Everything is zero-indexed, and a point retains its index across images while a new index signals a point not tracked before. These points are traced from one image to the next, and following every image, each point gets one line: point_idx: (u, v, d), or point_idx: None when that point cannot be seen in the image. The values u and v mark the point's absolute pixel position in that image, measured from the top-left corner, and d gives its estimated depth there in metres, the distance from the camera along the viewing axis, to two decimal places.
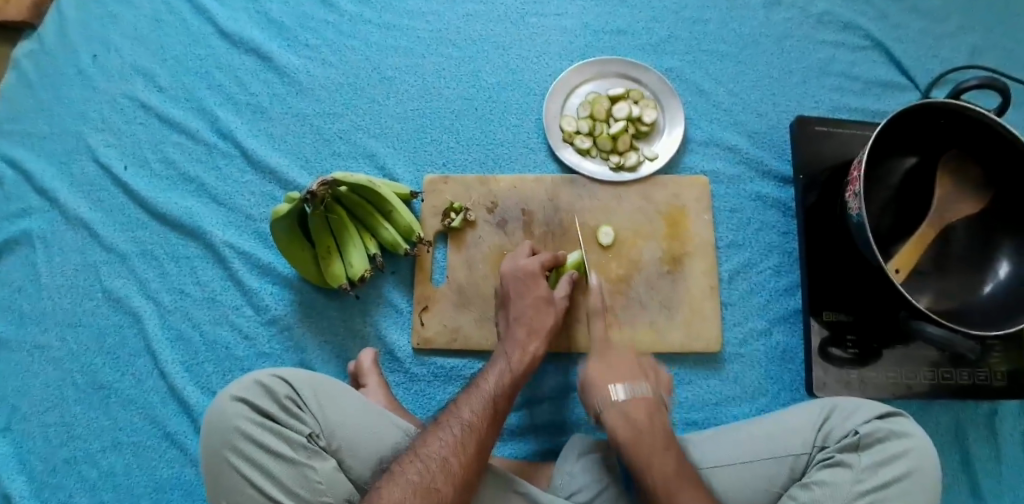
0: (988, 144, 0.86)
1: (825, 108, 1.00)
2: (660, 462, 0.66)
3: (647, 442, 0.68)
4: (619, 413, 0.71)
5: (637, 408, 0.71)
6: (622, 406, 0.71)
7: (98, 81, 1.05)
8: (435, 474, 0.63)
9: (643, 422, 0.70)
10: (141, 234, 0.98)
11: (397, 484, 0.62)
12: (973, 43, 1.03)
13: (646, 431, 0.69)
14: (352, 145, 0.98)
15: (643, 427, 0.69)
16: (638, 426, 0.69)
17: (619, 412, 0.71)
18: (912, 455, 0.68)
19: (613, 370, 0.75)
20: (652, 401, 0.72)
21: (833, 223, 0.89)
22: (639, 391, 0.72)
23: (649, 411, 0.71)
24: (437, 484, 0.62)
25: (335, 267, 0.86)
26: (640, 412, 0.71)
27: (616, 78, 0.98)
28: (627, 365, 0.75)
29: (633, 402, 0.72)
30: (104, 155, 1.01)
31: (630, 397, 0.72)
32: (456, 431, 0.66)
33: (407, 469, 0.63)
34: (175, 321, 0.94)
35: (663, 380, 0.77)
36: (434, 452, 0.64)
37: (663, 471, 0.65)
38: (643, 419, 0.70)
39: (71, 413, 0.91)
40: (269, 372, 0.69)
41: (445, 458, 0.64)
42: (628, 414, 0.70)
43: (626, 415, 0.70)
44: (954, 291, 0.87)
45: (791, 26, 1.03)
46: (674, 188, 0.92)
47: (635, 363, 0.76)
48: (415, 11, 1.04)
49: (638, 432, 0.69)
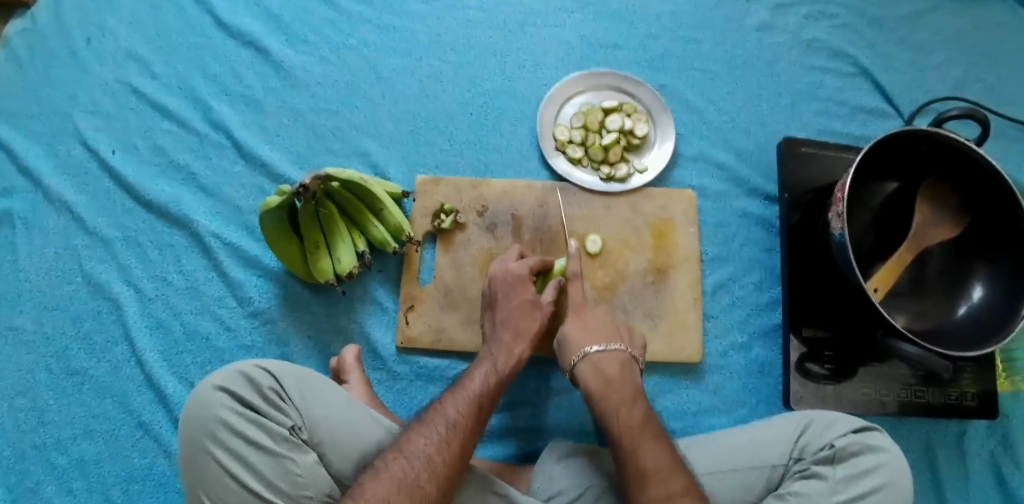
0: (965, 172, 0.89)
1: (811, 131, 1.02)
2: (627, 413, 0.72)
3: (616, 396, 0.74)
4: (592, 364, 0.76)
5: (608, 362, 0.77)
6: (596, 358, 0.77)
7: (90, 64, 1.04)
8: (419, 472, 0.62)
9: (613, 374, 0.76)
10: (126, 220, 0.97)
11: (380, 480, 0.61)
12: (953, 76, 1.07)
13: (617, 384, 0.75)
14: (345, 143, 0.98)
15: (615, 381, 0.75)
16: (609, 380, 0.75)
17: (592, 365, 0.76)
18: (885, 468, 0.70)
19: (590, 331, 0.80)
20: (624, 357, 0.78)
21: (816, 243, 0.91)
22: (613, 348, 0.78)
23: (621, 365, 0.77)
24: (420, 482, 0.62)
25: (322, 262, 0.86)
26: (610, 372, 0.76)
27: (610, 91, 1.00)
28: (600, 331, 0.80)
29: (608, 359, 0.77)
30: (92, 138, 1.00)
31: (603, 352, 0.77)
32: (440, 429, 0.66)
33: (390, 465, 0.63)
34: (156, 309, 0.93)
35: (638, 340, 0.83)
36: (418, 449, 0.64)
37: (629, 421, 0.71)
38: (615, 376, 0.75)
39: (44, 398, 0.89)
40: (253, 363, 0.69)
41: (429, 456, 0.64)
42: (600, 368, 0.76)
43: (599, 369, 0.76)
44: (930, 312, 0.90)
45: (781, 50, 1.06)
46: (662, 200, 0.94)
47: (610, 326, 0.81)
48: (415, 13, 1.05)
49: (608, 384, 0.75)
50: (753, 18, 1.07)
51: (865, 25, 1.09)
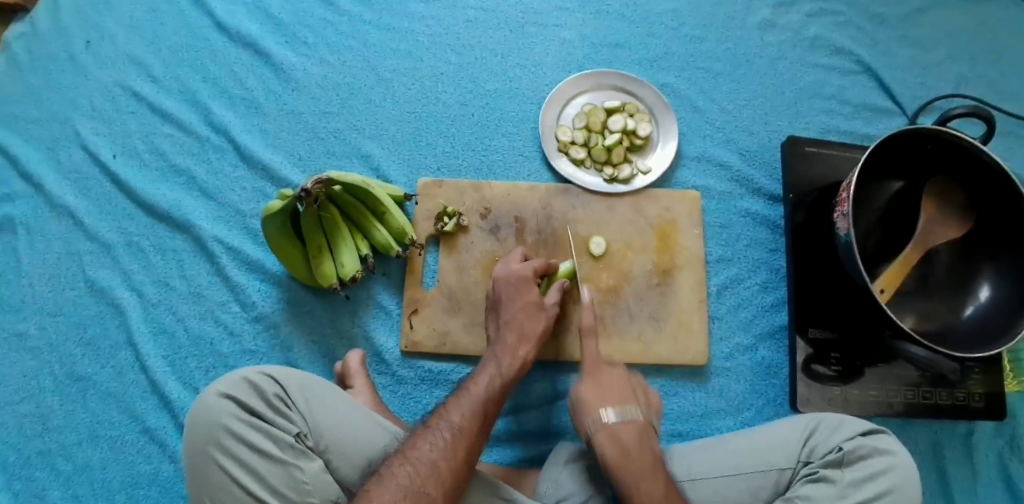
0: (972, 172, 0.88)
1: (816, 129, 1.02)
2: (648, 488, 0.66)
3: (633, 465, 0.68)
4: (609, 432, 0.71)
5: (626, 431, 0.71)
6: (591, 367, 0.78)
7: (90, 68, 1.03)
8: (424, 479, 0.62)
9: (627, 434, 0.70)
10: (127, 225, 0.97)
11: (386, 487, 0.61)
12: (958, 73, 1.07)
13: (635, 454, 0.69)
14: (347, 145, 0.98)
15: (634, 451, 0.69)
16: (629, 450, 0.69)
17: (608, 429, 0.71)
18: (893, 471, 0.70)
19: (604, 396, 0.74)
20: (641, 425, 0.72)
21: (821, 242, 0.90)
22: (630, 413, 0.72)
23: (639, 435, 0.71)
24: (426, 488, 0.62)
25: (325, 266, 0.86)
26: (630, 441, 0.70)
27: (613, 91, 0.99)
28: (616, 393, 0.75)
29: (625, 426, 0.71)
30: (93, 143, 1.00)
31: (620, 420, 0.72)
32: (445, 435, 0.66)
33: (395, 473, 0.62)
34: (159, 315, 0.92)
35: (654, 403, 0.78)
36: (423, 455, 0.64)
37: (650, 496, 0.65)
38: (632, 444, 0.70)
39: (48, 404, 0.89)
40: (258, 370, 0.68)
41: (435, 462, 0.63)
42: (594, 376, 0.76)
43: (617, 439, 0.70)
44: (937, 312, 0.90)
45: (784, 48, 1.05)
46: (666, 201, 0.93)
47: (626, 386, 0.76)
48: (416, 14, 1.04)
49: (626, 455, 0.69)
50: (756, 16, 1.06)
51: (868, 22, 1.08)
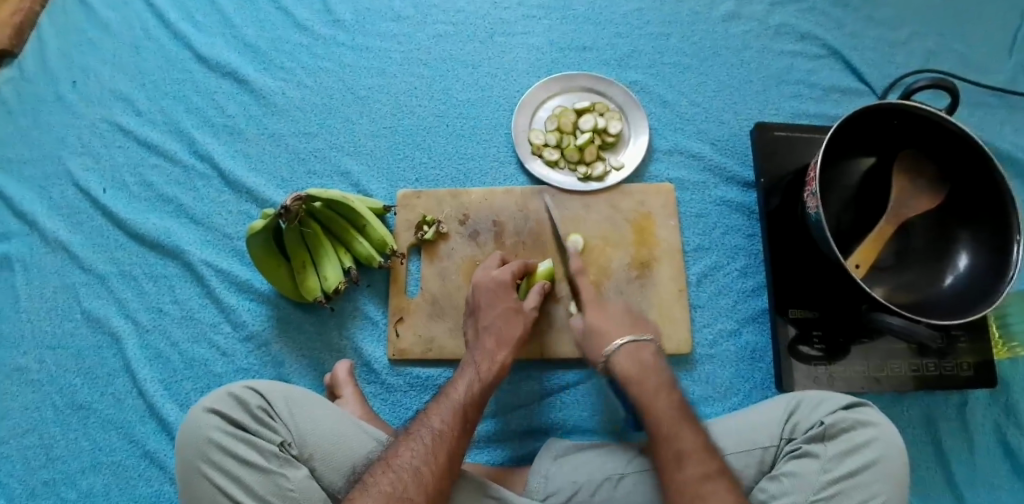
0: (941, 144, 0.90)
1: (786, 114, 1.03)
2: (689, 437, 0.69)
3: (651, 382, 0.74)
4: (627, 355, 0.77)
5: (637, 357, 0.77)
6: (628, 350, 0.77)
7: (77, 107, 1.07)
8: (407, 484, 0.64)
9: (623, 326, 0.80)
10: (119, 255, 0.99)
11: (371, 494, 0.63)
12: (924, 50, 1.08)
13: (647, 375, 0.75)
14: (326, 163, 1.00)
15: (648, 367, 0.76)
16: (640, 375, 0.75)
17: (627, 354, 0.77)
18: (875, 443, 0.70)
19: (617, 325, 0.79)
20: (651, 352, 0.78)
21: (796, 224, 0.91)
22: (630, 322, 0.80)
23: (650, 360, 0.77)
24: (408, 493, 0.63)
25: (309, 280, 0.88)
26: (642, 364, 0.76)
27: (583, 92, 1.01)
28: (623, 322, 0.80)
29: (637, 350, 0.78)
30: (84, 179, 1.03)
31: (632, 346, 0.77)
32: (426, 440, 0.67)
33: (378, 480, 0.64)
34: (154, 340, 0.95)
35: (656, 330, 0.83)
36: (404, 462, 0.65)
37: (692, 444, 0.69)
38: (642, 369, 0.76)
39: (50, 434, 0.91)
40: (242, 384, 0.71)
41: (416, 468, 0.65)
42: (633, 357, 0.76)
43: (631, 362, 0.76)
44: (916, 284, 0.90)
45: (749, 38, 1.07)
46: (640, 195, 0.95)
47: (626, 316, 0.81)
48: (387, 33, 1.07)
49: (642, 375, 0.75)
50: (720, 9, 1.09)
51: (832, 7, 1.10)
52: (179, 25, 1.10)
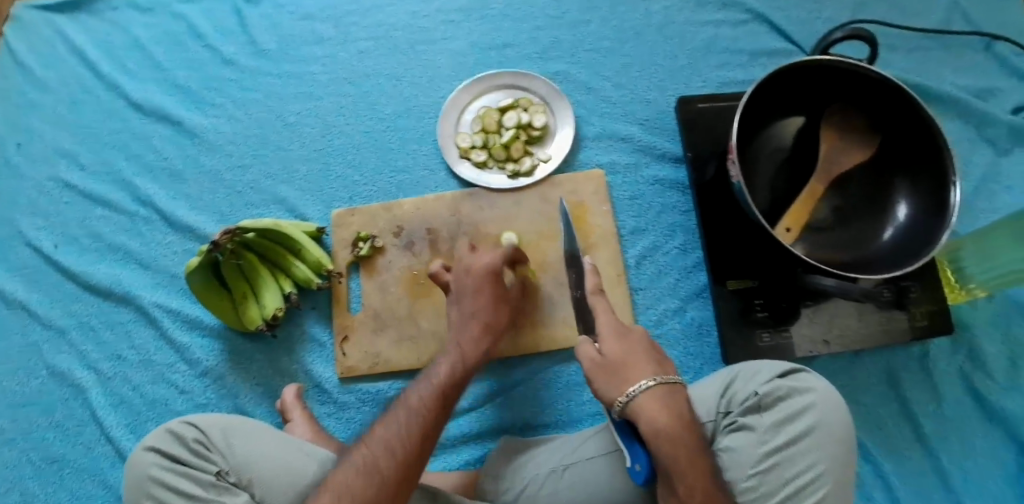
0: (865, 95, 0.88)
1: (713, 86, 1.02)
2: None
3: (680, 447, 0.61)
4: (656, 401, 0.63)
5: (670, 400, 0.64)
6: (651, 403, 0.63)
7: (24, 168, 1.10)
8: (378, 457, 0.63)
9: (641, 357, 0.67)
10: (77, 307, 1.02)
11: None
12: (849, 2, 1.07)
13: (682, 428, 0.62)
14: (263, 193, 1.02)
15: (675, 427, 0.62)
16: (676, 426, 0.62)
17: (657, 399, 0.63)
18: (814, 409, 0.69)
19: (639, 361, 0.66)
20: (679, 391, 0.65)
21: (727, 194, 0.90)
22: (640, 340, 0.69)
23: (681, 403, 0.64)
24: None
25: (251, 309, 0.89)
26: (674, 414, 0.63)
27: (506, 90, 1.01)
28: (646, 357, 0.66)
29: (663, 405, 0.63)
30: (36, 238, 1.06)
31: (664, 388, 0.64)
32: (369, 457, 0.63)
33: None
34: (116, 386, 0.97)
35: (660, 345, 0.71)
36: (342, 483, 0.61)
37: None
38: (676, 420, 0.62)
39: (29, 489, 0.94)
40: (181, 420, 0.73)
41: (390, 441, 0.64)
42: (658, 411, 0.62)
43: (661, 411, 0.62)
44: (856, 241, 0.89)
45: (670, 13, 1.06)
46: (571, 185, 0.94)
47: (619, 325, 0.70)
48: (311, 57, 1.08)
49: (674, 432, 0.61)
50: None
51: None
52: (112, 75, 1.12)
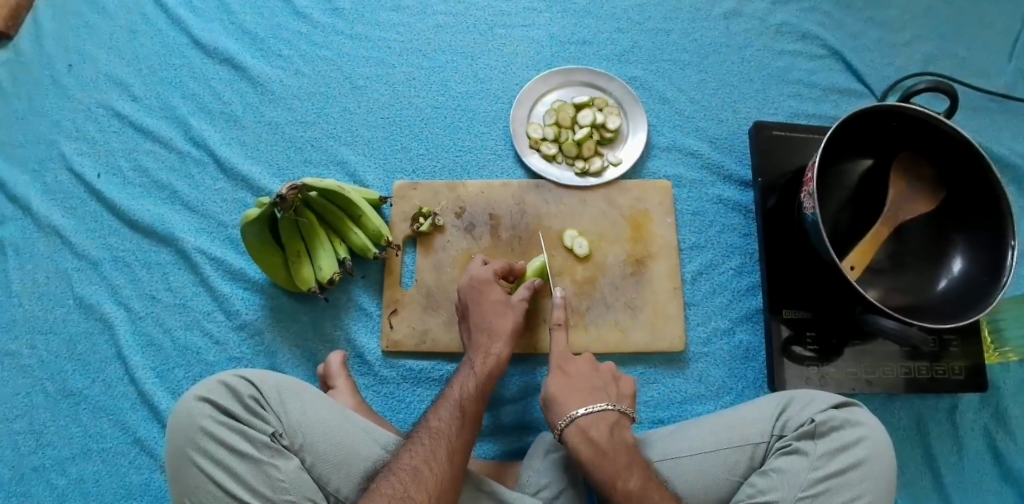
0: (939, 147, 0.89)
1: (784, 115, 1.03)
2: None
3: (610, 463, 0.68)
4: (580, 431, 0.72)
5: (599, 426, 0.72)
6: (583, 424, 0.72)
7: (72, 91, 1.06)
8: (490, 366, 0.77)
9: (581, 382, 0.77)
10: (113, 241, 0.99)
11: (374, 500, 0.63)
12: (925, 52, 1.08)
13: (609, 452, 0.69)
14: (324, 153, 0.99)
15: (606, 445, 0.70)
16: (602, 449, 0.70)
17: (578, 428, 0.72)
18: (865, 443, 0.70)
19: (570, 392, 0.76)
20: (613, 418, 0.73)
21: (790, 224, 0.92)
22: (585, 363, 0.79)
23: (611, 428, 0.72)
24: (409, 493, 0.63)
25: (304, 271, 0.87)
26: (605, 437, 0.71)
27: (582, 87, 1.01)
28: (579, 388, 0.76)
29: (596, 421, 0.72)
30: (78, 163, 1.02)
31: (591, 415, 0.73)
32: (426, 442, 0.68)
33: (381, 485, 0.64)
34: (147, 327, 0.94)
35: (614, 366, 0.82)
36: (460, 385, 0.75)
37: None
38: (607, 442, 0.71)
39: (41, 420, 0.91)
40: (234, 374, 0.72)
41: (496, 354, 0.78)
42: (586, 433, 0.71)
43: (583, 438, 0.71)
44: (910, 287, 0.90)
45: (750, 36, 1.07)
46: (638, 192, 0.95)
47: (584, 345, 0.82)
48: (386, 22, 1.06)
49: (601, 453, 0.69)
50: (722, 6, 1.08)
51: (834, 6, 1.09)
52: (177, 11, 1.09)
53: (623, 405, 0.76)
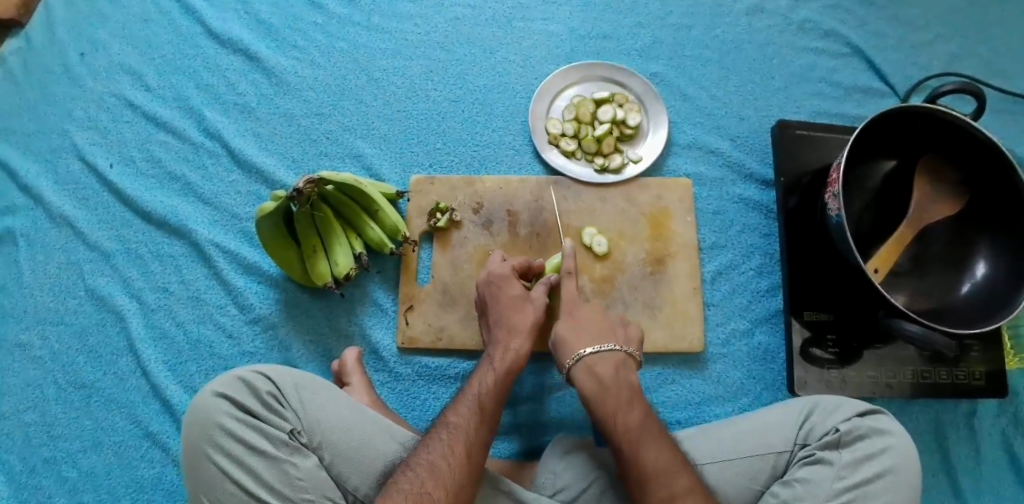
0: (965, 149, 0.88)
1: (807, 113, 1.01)
2: (655, 454, 0.66)
3: (609, 397, 0.70)
4: (585, 367, 0.73)
5: (605, 363, 0.73)
6: (589, 361, 0.73)
7: (85, 80, 1.05)
8: (510, 361, 0.75)
9: (608, 377, 0.72)
10: (125, 233, 0.98)
11: (391, 495, 0.62)
12: (950, 51, 1.06)
13: (611, 387, 0.71)
14: (339, 146, 0.98)
15: (608, 382, 0.72)
16: (605, 384, 0.72)
17: (585, 366, 0.73)
18: (891, 452, 0.69)
19: (579, 330, 0.76)
20: (620, 357, 0.74)
21: (813, 225, 0.90)
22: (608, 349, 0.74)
23: (616, 366, 0.73)
24: (427, 488, 0.62)
25: (320, 265, 0.86)
26: (611, 374, 0.72)
27: (601, 82, 0.99)
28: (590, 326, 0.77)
29: (601, 360, 0.73)
30: (90, 153, 1.01)
31: (598, 353, 0.74)
32: (444, 438, 0.67)
33: (399, 480, 0.63)
34: (159, 320, 0.93)
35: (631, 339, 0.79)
36: (480, 380, 0.73)
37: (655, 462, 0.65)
38: (611, 378, 0.72)
39: (52, 412, 0.90)
40: (252, 369, 0.71)
41: (516, 349, 0.76)
42: (593, 369, 0.73)
43: (589, 374, 0.73)
44: (932, 291, 0.89)
45: (772, 33, 1.05)
46: (658, 189, 0.93)
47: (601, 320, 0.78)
48: (402, 14, 1.05)
49: (603, 389, 0.71)
50: (744, 2, 1.06)
51: (857, 4, 1.08)
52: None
53: (630, 348, 0.77)
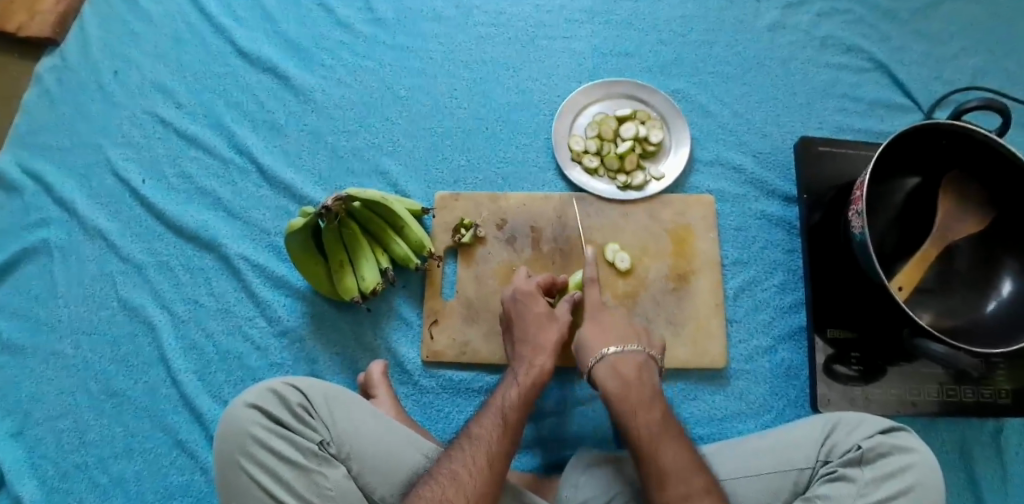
0: (989, 166, 0.87)
1: (829, 128, 1.01)
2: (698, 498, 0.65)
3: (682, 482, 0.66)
4: (656, 453, 0.68)
5: (667, 445, 0.68)
6: (652, 446, 0.68)
7: (118, 96, 1.08)
8: (533, 377, 0.75)
9: (674, 459, 0.68)
10: (157, 245, 1.00)
11: None
12: (975, 65, 1.05)
13: (679, 472, 0.67)
14: (365, 163, 1.00)
15: (677, 466, 0.67)
16: (673, 469, 0.67)
17: (654, 451, 0.68)
18: (914, 469, 0.69)
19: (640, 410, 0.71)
20: (674, 436, 0.69)
21: (835, 242, 0.91)
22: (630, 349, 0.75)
23: (676, 447, 0.68)
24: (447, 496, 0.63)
25: (347, 280, 0.87)
26: (679, 456, 0.68)
27: (624, 99, 1.00)
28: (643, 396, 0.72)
29: (663, 443, 0.69)
30: (123, 168, 1.04)
31: (658, 435, 0.69)
32: (466, 448, 0.67)
33: (421, 489, 0.64)
34: (189, 331, 0.95)
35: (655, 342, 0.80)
36: (502, 395, 0.74)
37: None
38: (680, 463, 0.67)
39: (84, 420, 0.92)
40: (283, 381, 0.72)
41: (541, 365, 0.76)
42: (659, 453, 0.68)
43: (661, 460, 0.67)
44: (958, 309, 0.87)
45: (794, 49, 1.05)
46: (680, 206, 0.94)
47: (626, 326, 0.79)
48: (428, 33, 1.07)
49: (673, 474, 0.66)
50: (765, 18, 1.07)
51: (880, 19, 1.08)
52: (220, 18, 1.10)
53: (675, 419, 0.72)
